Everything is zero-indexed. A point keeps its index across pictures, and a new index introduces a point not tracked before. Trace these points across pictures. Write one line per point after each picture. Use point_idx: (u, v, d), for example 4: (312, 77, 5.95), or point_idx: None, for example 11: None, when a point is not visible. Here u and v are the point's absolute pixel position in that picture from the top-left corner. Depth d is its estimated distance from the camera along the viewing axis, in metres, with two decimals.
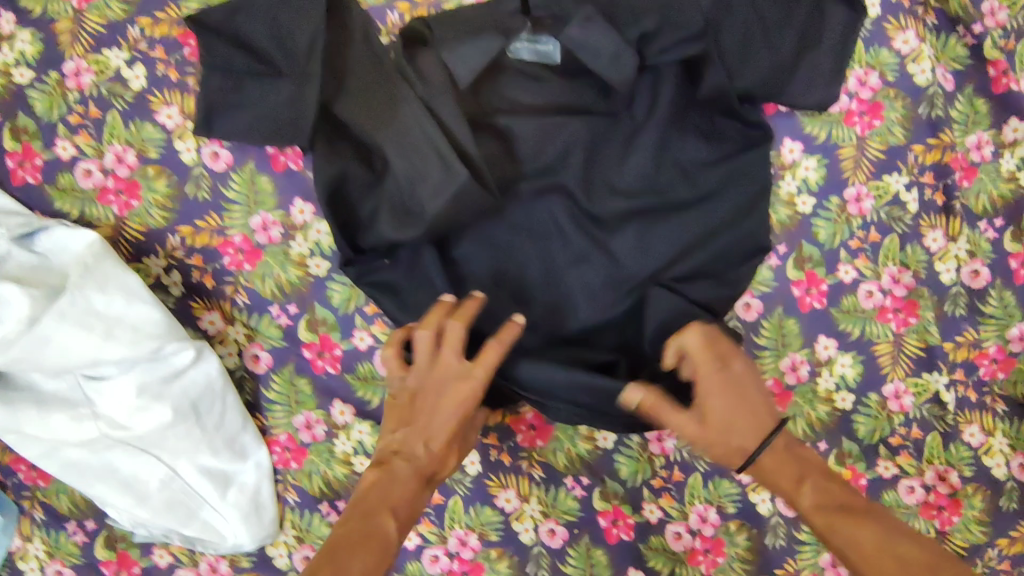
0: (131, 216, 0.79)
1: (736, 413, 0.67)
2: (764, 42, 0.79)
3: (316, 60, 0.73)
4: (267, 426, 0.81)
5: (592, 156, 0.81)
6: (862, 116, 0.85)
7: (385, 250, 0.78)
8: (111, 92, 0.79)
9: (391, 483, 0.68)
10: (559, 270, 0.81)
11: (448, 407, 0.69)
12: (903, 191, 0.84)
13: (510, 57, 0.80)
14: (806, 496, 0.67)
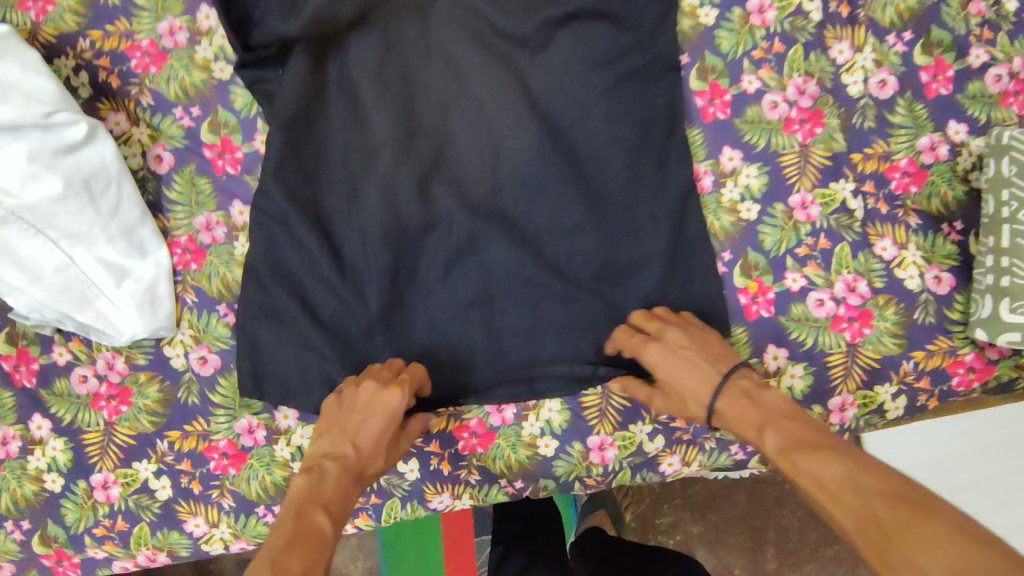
0: (46, 20, 0.82)
1: (688, 383, 0.71)
2: None
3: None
4: (169, 228, 0.83)
5: None
6: None
7: (276, 52, 0.80)
8: None
9: (324, 482, 0.65)
10: (452, 79, 0.81)
11: (379, 414, 0.70)
12: (806, 2, 0.84)
13: None
14: (767, 441, 0.64)
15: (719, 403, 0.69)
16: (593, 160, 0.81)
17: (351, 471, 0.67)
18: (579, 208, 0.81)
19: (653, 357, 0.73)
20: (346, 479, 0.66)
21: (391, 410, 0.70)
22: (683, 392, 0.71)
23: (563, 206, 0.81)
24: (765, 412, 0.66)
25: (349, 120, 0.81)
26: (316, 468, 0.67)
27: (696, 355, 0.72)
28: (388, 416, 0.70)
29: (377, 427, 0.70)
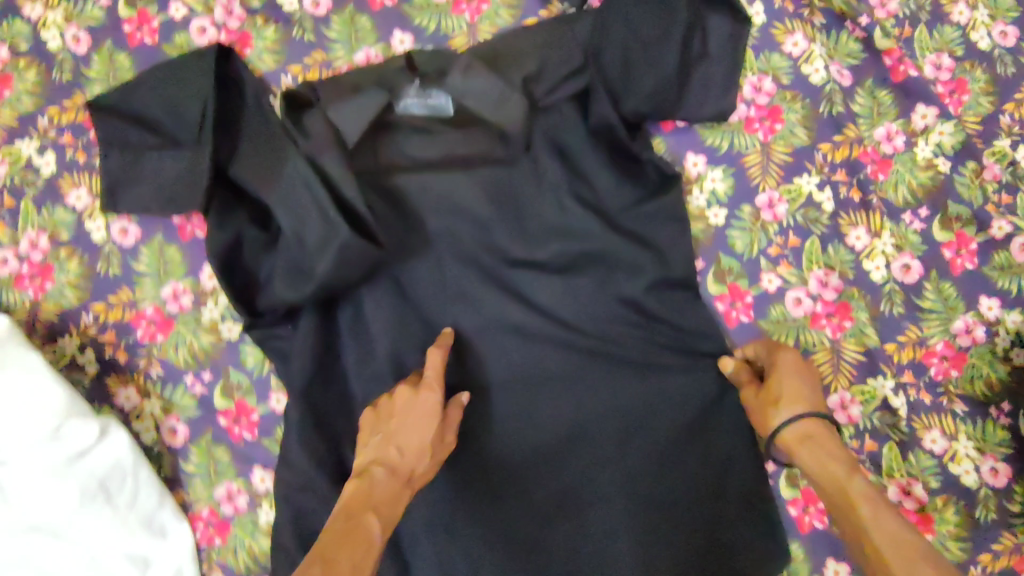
0: (47, 298, 0.80)
1: (806, 396, 0.71)
2: (646, 63, 0.78)
3: (224, 126, 0.78)
4: (190, 500, 0.79)
5: (501, 203, 0.80)
6: (762, 121, 0.83)
7: (286, 314, 0.78)
8: (23, 181, 0.82)
9: (375, 487, 0.66)
10: (474, 315, 0.80)
11: (418, 417, 0.71)
12: (816, 192, 0.82)
13: (400, 112, 0.80)
14: (856, 484, 0.66)
15: (812, 428, 0.70)
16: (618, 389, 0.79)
17: (398, 478, 0.68)
18: (611, 440, 0.79)
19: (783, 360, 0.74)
20: (393, 482, 0.67)
21: (429, 412, 0.72)
22: (794, 395, 0.71)
23: (596, 436, 0.79)
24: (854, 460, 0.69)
25: (366, 374, 0.78)
26: (366, 473, 0.68)
27: (814, 383, 0.74)
28: (428, 418, 0.71)
29: (417, 429, 0.71)
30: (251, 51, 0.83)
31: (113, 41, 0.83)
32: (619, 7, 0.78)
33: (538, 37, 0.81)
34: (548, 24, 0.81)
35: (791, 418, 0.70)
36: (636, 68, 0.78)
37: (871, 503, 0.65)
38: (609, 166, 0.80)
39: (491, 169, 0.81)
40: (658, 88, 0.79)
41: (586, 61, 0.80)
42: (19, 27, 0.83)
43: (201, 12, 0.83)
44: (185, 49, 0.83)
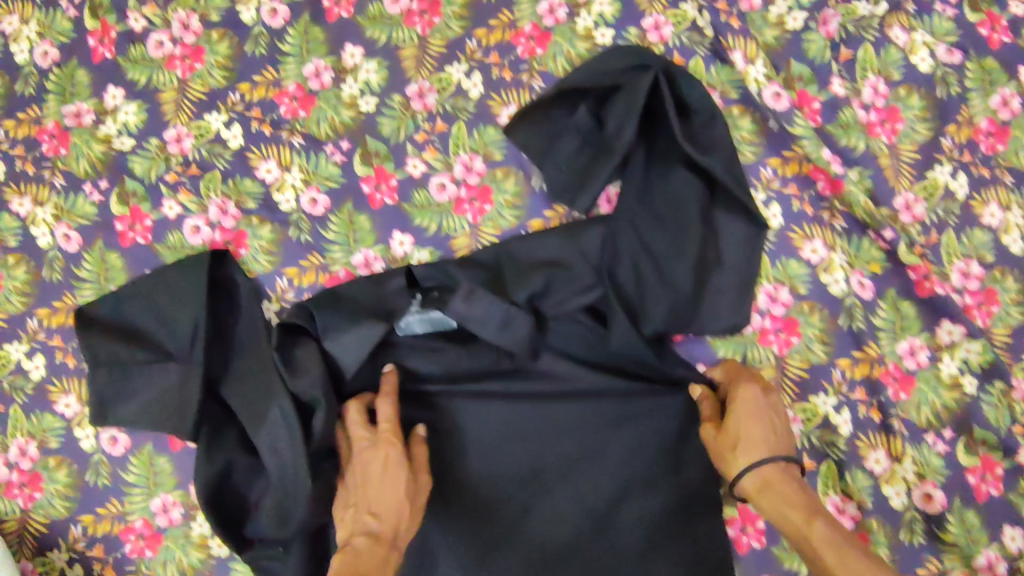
0: (35, 508, 0.80)
1: (756, 435, 0.68)
2: (659, 279, 0.76)
3: (218, 341, 0.77)
4: None
5: (504, 425, 0.77)
6: (777, 333, 0.79)
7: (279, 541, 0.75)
8: (12, 385, 0.81)
9: (357, 557, 0.61)
10: (465, 536, 0.74)
11: (383, 476, 0.67)
12: (833, 413, 0.78)
13: (401, 331, 0.77)
14: (817, 530, 0.62)
15: (767, 470, 0.67)
16: (602, 499, 0.75)
17: (382, 544, 0.63)
18: None
19: (738, 404, 0.70)
20: (377, 548, 0.62)
21: (394, 463, 0.68)
22: (752, 439, 0.68)
23: None
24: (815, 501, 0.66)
25: None
26: (347, 547, 0.63)
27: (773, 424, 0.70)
28: (394, 469, 0.68)
29: (386, 487, 0.67)
30: (247, 252, 0.81)
31: (104, 240, 0.81)
32: (628, 223, 0.76)
33: (545, 249, 0.77)
34: (558, 233, 0.77)
35: (742, 468, 0.68)
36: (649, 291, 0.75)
37: (836, 548, 0.61)
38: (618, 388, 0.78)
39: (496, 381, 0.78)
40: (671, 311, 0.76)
41: (597, 277, 0.76)
42: (8, 222, 0.82)
43: (195, 210, 0.81)
44: (180, 249, 0.81)
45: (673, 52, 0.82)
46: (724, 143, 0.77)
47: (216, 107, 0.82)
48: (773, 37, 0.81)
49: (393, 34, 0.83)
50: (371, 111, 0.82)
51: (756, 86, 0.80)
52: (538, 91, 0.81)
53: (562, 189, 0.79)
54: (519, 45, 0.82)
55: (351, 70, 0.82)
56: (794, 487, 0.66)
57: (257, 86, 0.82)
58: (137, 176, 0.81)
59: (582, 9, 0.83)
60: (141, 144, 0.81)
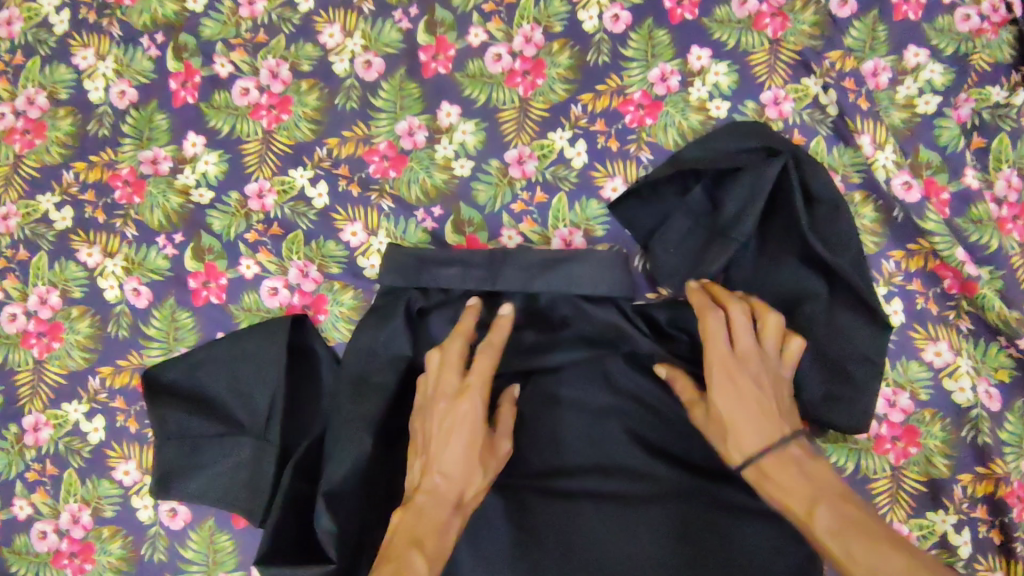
0: None
1: (741, 419, 0.59)
2: None
3: (298, 415, 0.71)
4: None
5: (586, 524, 0.64)
6: (895, 442, 0.73)
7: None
8: (68, 447, 0.76)
9: (418, 518, 0.57)
10: None
11: (457, 431, 0.61)
12: (952, 532, 0.72)
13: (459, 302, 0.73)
14: (820, 521, 0.53)
15: (764, 459, 0.58)
16: None
17: (444, 503, 0.58)
18: None
19: (715, 379, 0.61)
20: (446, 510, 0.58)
21: (469, 420, 0.62)
22: (736, 421, 0.59)
23: None
24: (819, 484, 0.56)
25: None
26: (410, 502, 0.59)
27: (759, 368, 0.61)
28: (469, 430, 0.61)
29: (460, 449, 0.61)
30: (326, 318, 0.75)
31: (176, 298, 0.76)
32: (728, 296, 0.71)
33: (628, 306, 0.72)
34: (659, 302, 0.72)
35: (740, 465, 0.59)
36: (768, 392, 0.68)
37: (842, 538, 0.52)
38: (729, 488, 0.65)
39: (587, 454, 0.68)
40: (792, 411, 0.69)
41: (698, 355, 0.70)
42: (74, 272, 0.77)
43: (274, 271, 0.75)
44: (254, 311, 0.75)
45: (792, 130, 0.76)
46: (853, 238, 0.71)
47: (302, 162, 0.77)
48: (901, 120, 0.76)
49: (493, 94, 0.78)
50: (465, 175, 0.77)
51: (883, 173, 0.75)
52: (646, 163, 0.76)
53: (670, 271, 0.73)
54: (627, 114, 0.77)
55: (446, 129, 0.78)
56: (791, 472, 0.57)
57: (346, 141, 0.77)
58: (215, 232, 0.76)
59: (696, 78, 0.78)
60: (221, 197, 0.76)
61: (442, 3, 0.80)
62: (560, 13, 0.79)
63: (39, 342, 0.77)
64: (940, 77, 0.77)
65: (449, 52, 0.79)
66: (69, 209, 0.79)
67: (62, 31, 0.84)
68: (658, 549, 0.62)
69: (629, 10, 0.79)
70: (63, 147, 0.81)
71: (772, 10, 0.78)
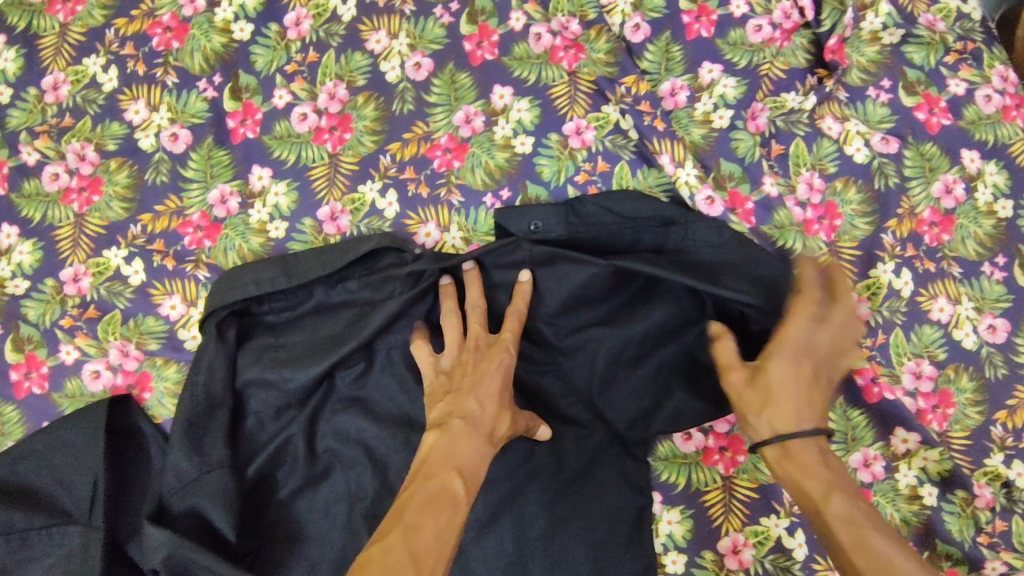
0: None
1: (789, 402, 0.61)
2: (573, 363, 0.75)
3: (127, 498, 0.71)
4: None
5: None
6: (722, 452, 0.75)
7: None
8: None
9: (454, 441, 0.61)
10: None
11: (487, 369, 0.66)
12: (786, 535, 0.71)
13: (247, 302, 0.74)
14: (831, 506, 0.58)
15: (788, 441, 0.61)
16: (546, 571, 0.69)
17: (477, 433, 0.62)
18: None
19: (789, 338, 0.63)
20: (477, 439, 0.61)
21: (502, 365, 0.66)
22: (784, 405, 0.61)
23: None
24: (829, 482, 0.59)
25: None
26: (444, 427, 0.62)
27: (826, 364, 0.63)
28: (502, 371, 0.66)
29: (486, 380, 0.65)
30: (150, 396, 0.74)
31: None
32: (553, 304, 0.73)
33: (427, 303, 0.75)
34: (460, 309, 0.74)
35: (770, 435, 0.62)
36: (586, 425, 0.74)
37: (850, 529, 0.56)
38: (554, 481, 0.71)
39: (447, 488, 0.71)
40: (610, 441, 0.74)
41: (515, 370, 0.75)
42: None
43: (94, 353, 0.75)
44: (78, 396, 0.75)
45: (596, 158, 0.78)
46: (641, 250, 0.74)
47: (115, 241, 0.77)
48: (700, 136, 0.78)
49: (302, 153, 0.79)
50: (280, 237, 0.77)
51: (686, 189, 0.76)
52: (457, 206, 0.77)
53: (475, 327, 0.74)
54: (435, 159, 0.78)
55: (259, 193, 0.78)
56: (808, 459, 0.60)
57: (159, 216, 0.78)
58: (32, 321, 0.76)
59: (499, 117, 0.79)
60: (37, 285, 0.77)
61: (245, 68, 0.81)
62: (363, 66, 0.80)
63: None
64: (733, 91, 0.79)
65: (256, 115, 0.80)
66: None
67: None
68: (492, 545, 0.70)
69: (429, 56, 0.81)
70: None
71: (566, 43, 0.80)
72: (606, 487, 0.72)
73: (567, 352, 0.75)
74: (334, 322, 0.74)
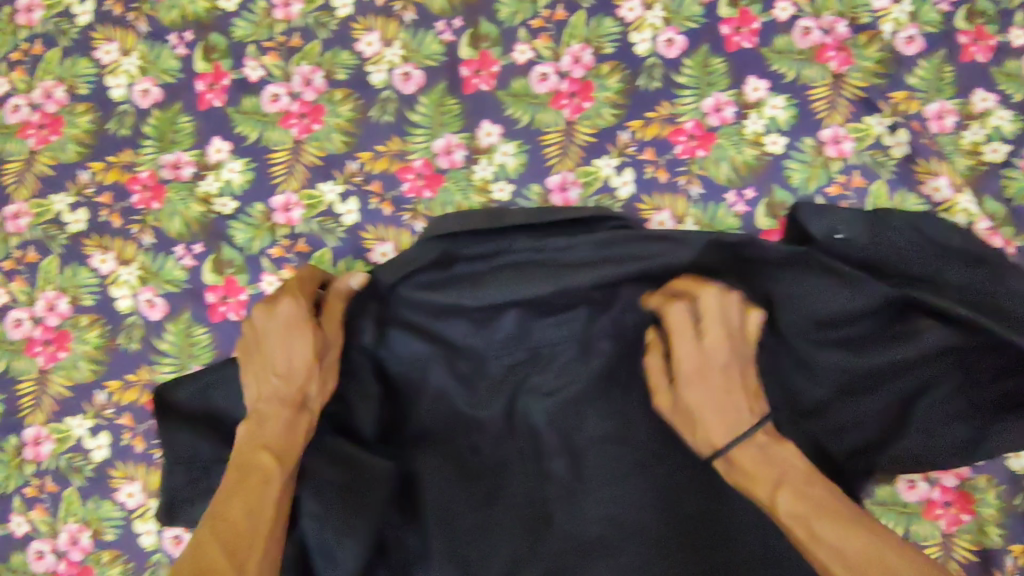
0: None
1: (706, 414, 0.59)
2: (802, 376, 0.68)
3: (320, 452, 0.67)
4: None
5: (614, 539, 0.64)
6: (947, 506, 0.69)
7: None
8: (69, 463, 0.71)
9: (260, 426, 0.59)
10: None
11: (282, 333, 0.62)
12: None
13: (467, 257, 0.67)
14: (781, 503, 0.54)
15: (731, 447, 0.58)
16: None
17: (286, 401, 0.60)
18: None
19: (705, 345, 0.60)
20: (283, 409, 0.60)
21: (290, 318, 0.62)
22: (704, 414, 0.59)
23: None
24: (783, 471, 0.55)
25: None
26: (252, 412, 0.60)
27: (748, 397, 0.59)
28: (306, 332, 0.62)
29: (285, 348, 0.62)
30: None
31: (192, 312, 0.72)
32: (792, 315, 0.68)
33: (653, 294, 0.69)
34: None
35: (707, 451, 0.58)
36: (799, 441, 0.68)
37: (809, 524, 0.52)
38: None
39: (656, 501, 0.63)
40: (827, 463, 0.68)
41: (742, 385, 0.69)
42: (85, 278, 0.73)
43: None
44: None
45: (852, 171, 0.72)
46: (897, 265, 0.68)
47: (332, 176, 0.74)
48: (966, 167, 0.72)
49: (537, 115, 0.74)
50: (504, 199, 0.73)
51: (964, 217, 0.71)
52: (695, 197, 0.72)
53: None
54: (678, 144, 0.73)
55: (486, 150, 0.74)
56: (755, 457, 0.57)
57: (379, 156, 0.74)
58: (237, 245, 0.73)
59: (752, 110, 0.74)
60: (246, 208, 0.73)
61: (488, 16, 0.76)
62: (612, 33, 0.75)
63: (45, 350, 0.72)
64: (1010, 124, 0.73)
65: (493, 68, 0.75)
66: (83, 211, 0.74)
67: (84, 22, 0.78)
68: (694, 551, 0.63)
69: (684, 34, 0.75)
70: (80, 146, 0.75)
71: (836, 44, 0.75)
72: None
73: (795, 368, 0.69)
74: (558, 297, 0.67)
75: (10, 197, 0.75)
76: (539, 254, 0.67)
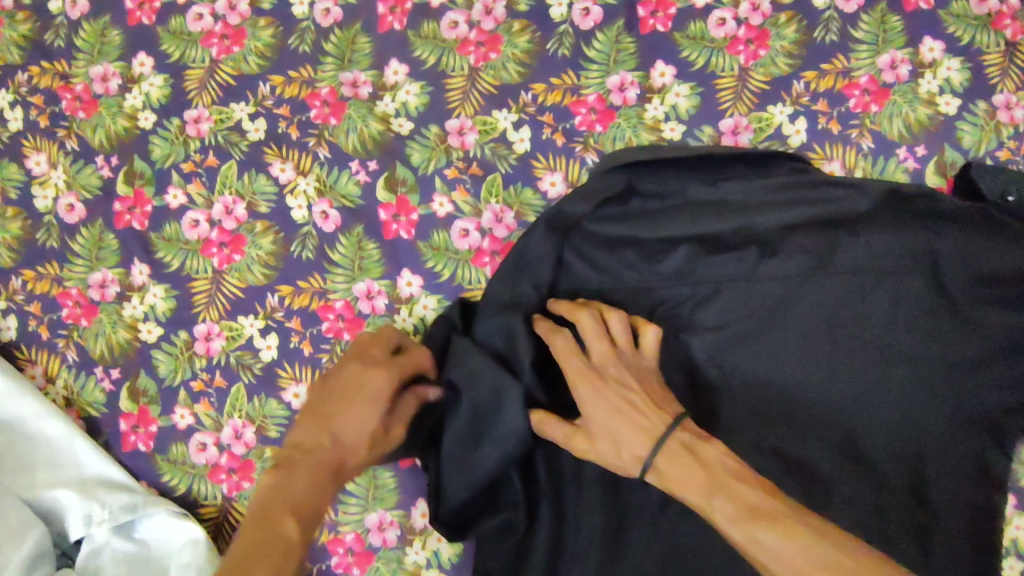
0: (241, 498, 0.73)
1: (617, 432, 0.56)
2: (957, 326, 0.68)
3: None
4: (337, 521, 0.75)
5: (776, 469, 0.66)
6: None
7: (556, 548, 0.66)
8: (239, 361, 0.74)
9: (288, 478, 0.54)
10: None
11: (364, 396, 0.59)
12: None
13: (645, 187, 0.69)
14: (720, 508, 0.50)
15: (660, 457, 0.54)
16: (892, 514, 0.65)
17: (325, 471, 0.55)
18: None
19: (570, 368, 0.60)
20: (320, 474, 0.55)
21: (379, 388, 0.59)
22: (625, 433, 0.55)
23: None
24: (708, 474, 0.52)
25: None
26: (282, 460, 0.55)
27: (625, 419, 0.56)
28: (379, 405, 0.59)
29: (358, 412, 0.58)
30: None
31: (365, 227, 0.74)
32: (954, 267, 0.68)
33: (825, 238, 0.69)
34: (858, 256, 0.69)
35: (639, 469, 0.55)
36: (951, 386, 0.68)
37: (750, 527, 0.48)
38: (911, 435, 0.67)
39: (819, 429, 0.67)
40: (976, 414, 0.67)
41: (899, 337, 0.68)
42: (263, 185, 0.75)
43: (468, 212, 0.74)
44: (443, 251, 0.73)
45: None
46: None
47: (506, 104, 0.75)
48: None
49: (712, 59, 0.75)
50: (675, 138, 0.74)
51: None
52: (866, 151, 0.73)
53: (869, 281, 0.69)
54: (852, 98, 0.74)
55: (659, 90, 0.75)
56: (686, 464, 0.53)
57: (554, 89, 0.75)
58: (412, 164, 0.75)
59: (927, 71, 0.74)
60: (421, 130, 0.75)
61: None
62: None
63: (220, 252, 0.75)
64: None
65: (670, 10, 0.76)
66: (262, 121, 0.76)
67: None
68: (850, 479, 0.66)
69: None
70: (261, 58, 0.78)
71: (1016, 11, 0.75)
72: (957, 456, 0.67)
73: (954, 321, 0.68)
74: (732, 237, 0.70)
75: (192, 102, 0.77)
76: (715, 195, 0.70)
